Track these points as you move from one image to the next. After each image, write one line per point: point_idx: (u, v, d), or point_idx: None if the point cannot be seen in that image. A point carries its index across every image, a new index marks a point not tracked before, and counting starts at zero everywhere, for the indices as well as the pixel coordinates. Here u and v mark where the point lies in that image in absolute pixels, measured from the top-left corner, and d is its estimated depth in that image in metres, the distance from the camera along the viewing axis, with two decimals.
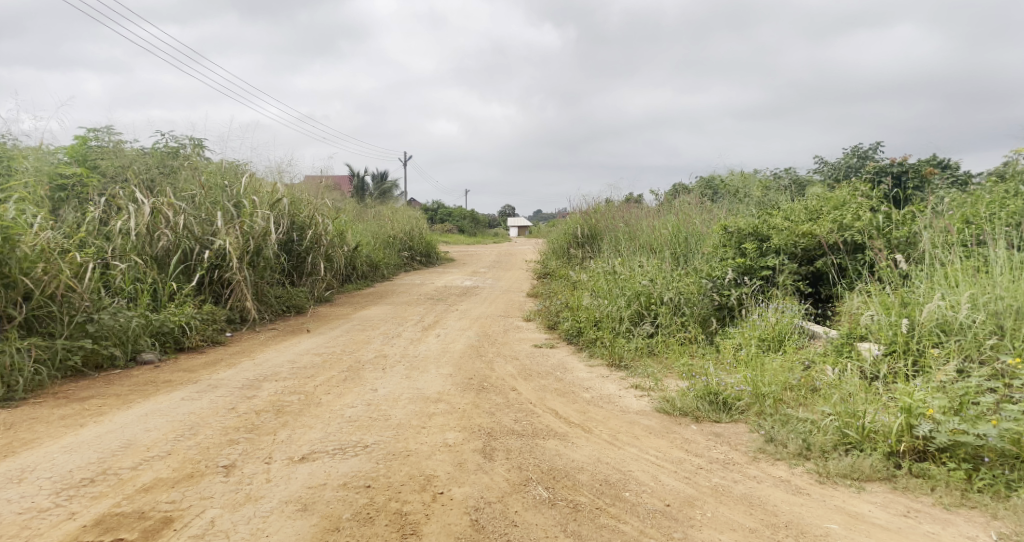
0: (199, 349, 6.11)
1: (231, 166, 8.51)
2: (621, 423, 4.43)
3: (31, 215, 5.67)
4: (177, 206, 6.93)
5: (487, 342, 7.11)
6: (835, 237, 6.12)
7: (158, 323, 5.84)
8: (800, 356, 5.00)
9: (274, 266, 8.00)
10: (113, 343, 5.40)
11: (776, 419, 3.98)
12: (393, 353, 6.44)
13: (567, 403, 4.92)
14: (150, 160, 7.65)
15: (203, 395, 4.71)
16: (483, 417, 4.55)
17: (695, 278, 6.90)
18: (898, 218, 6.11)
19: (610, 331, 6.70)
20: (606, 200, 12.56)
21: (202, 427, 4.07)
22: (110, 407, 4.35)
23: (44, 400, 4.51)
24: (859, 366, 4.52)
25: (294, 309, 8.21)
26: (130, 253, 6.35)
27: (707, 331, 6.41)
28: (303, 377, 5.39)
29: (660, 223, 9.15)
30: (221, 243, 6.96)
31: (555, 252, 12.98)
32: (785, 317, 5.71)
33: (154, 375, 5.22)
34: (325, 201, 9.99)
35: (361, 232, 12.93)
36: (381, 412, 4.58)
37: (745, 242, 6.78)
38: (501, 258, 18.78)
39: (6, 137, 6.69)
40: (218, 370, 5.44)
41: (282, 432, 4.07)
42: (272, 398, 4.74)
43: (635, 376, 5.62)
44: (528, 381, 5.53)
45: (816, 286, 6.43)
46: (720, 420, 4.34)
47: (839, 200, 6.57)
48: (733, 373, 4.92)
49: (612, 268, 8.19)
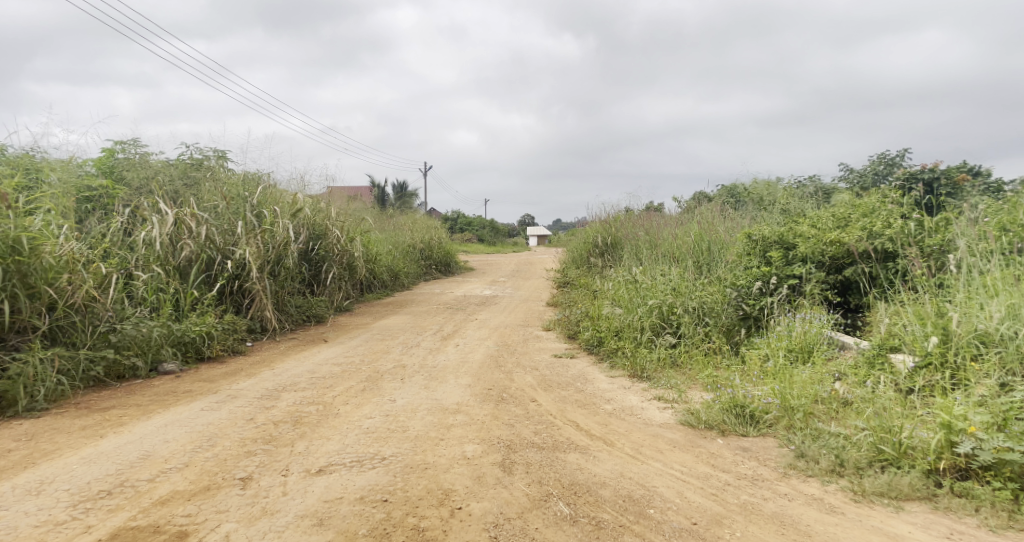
0: (219, 359, 6.12)
1: (253, 176, 8.56)
2: (644, 436, 4.31)
3: (57, 226, 5.73)
4: (199, 216, 6.98)
5: (506, 351, 7.04)
6: (865, 245, 5.95)
7: (180, 333, 5.86)
8: (830, 367, 4.85)
9: (294, 275, 8.02)
10: (135, 353, 5.42)
11: (807, 433, 3.85)
12: (412, 363, 6.39)
13: (589, 415, 4.81)
14: (174, 171, 7.73)
15: (222, 405, 4.69)
16: (503, 429, 4.46)
17: (718, 287, 6.77)
18: (930, 225, 5.93)
19: (631, 342, 6.59)
20: (626, 208, 12.45)
21: (220, 438, 4.04)
22: (130, 418, 4.34)
23: (65, 410, 4.52)
24: (893, 379, 4.36)
25: (314, 318, 8.22)
26: (153, 263, 6.39)
27: (732, 342, 6.27)
28: (322, 387, 5.35)
29: (682, 231, 9.01)
30: (242, 253, 6.99)
31: (575, 261, 12.88)
32: (813, 327, 5.55)
33: (174, 385, 5.22)
34: (345, 211, 10.02)
35: (380, 241, 12.95)
36: (399, 423, 4.52)
37: (770, 250, 6.65)
38: (520, 267, 18.72)
39: (34, 149, 6.79)
40: (237, 381, 5.43)
41: (300, 444, 4.02)
42: (290, 409, 4.70)
43: (657, 388, 5.50)
44: (548, 392, 5.44)
45: (845, 296, 6.27)
46: (747, 434, 4.20)
47: (869, 207, 6.39)
48: (760, 385, 4.78)
49: (634, 277, 8.07)
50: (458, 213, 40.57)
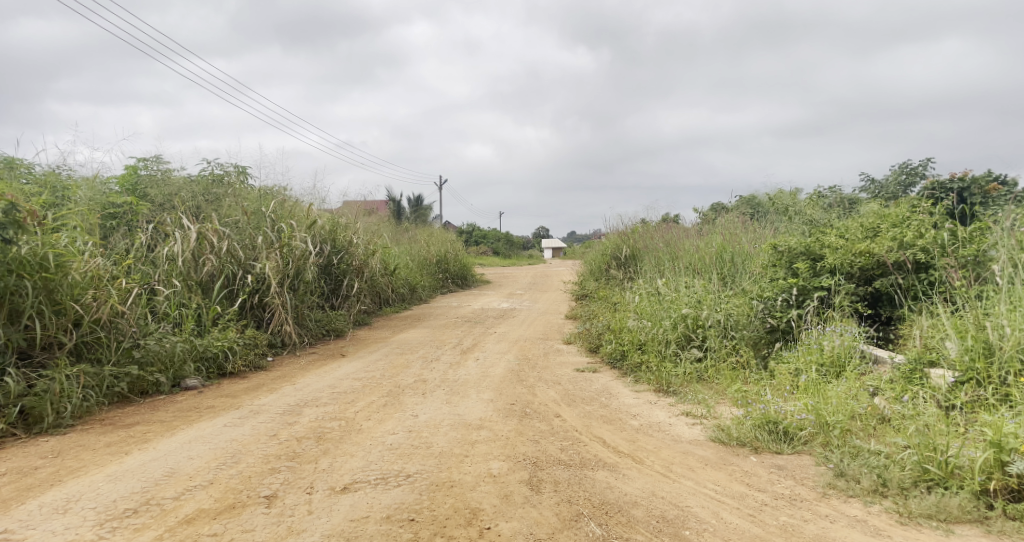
0: (241, 375, 6.10)
1: (272, 192, 8.60)
2: (673, 453, 4.21)
3: (82, 242, 5.76)
4: (221, 231, 7.00)
5: (527, 365, 6.95)
6: (897, 256, 5.83)
7: (202, 348, 5.86)
8: (864, 382, 4.75)
9: (313, 289, 8.02)
10: (158, 369, 5.41)
11: (846, 452, 3.74)
12: (433, 377, 6.32)
13: (615, 431, 4.71)
14: (197, 188, 7.77)
15: (245, 421, 4.66)
16: (528, 445, 4.37)
17: (744, 299, 6.66)
18: (964, 235, 5.79)
19: (655, 355, 6.48)
20: (643, 220, 12.34)
21: (244, 455, 3.99)
22: (154, 434, 4.31)
23: (90, 426, 4.51)
24: (932, 395, 4.26)
25: (334, 332, 8.21)
26: (175, 278, 6.41)
27: (759, 355, 6.15)
28: (343, 403, 5.30)
29: (703, 243, 8.89)
30: (263, 267, 7.00)
31: (592, 273, 12.78)
32: (844, 341, 5.42)
33: (197, 400, 5.20)
34: (363, 225, 10.03)
35: (397, 255, 12.94)
36: (423, 439, 4.45)
37: (797, 261, 6.52)
38: (537, 280, 18.63)
39: (60, 167, 6.86)
40: (259, 396, 5.40)
41: (324, 460, 3.96)
42: (313, 424, 4.65)
43: (684, 403, 5.38)
44: (572, 407, 5.34)
45: (875, 308, 6.16)
46: (781, 451, 4.09)
47: (898, 217, 6.26)
48: (792, 401, 4.66)
49: (655, 289, 7.97)
50: (473, 226, 40.63)
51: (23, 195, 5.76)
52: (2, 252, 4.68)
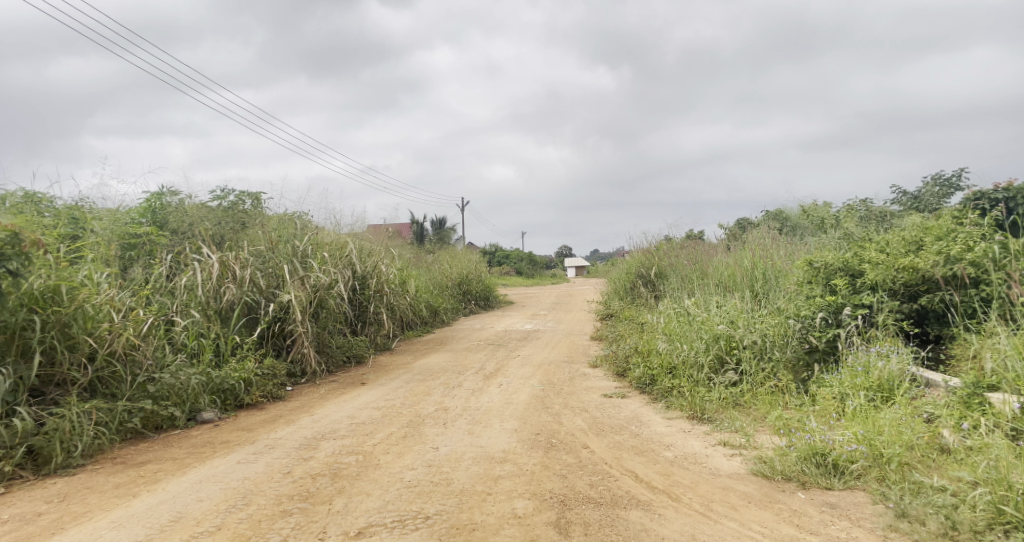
0: (258, 406, 5.93)
1: (292, 217, 8.48)
2: (712, 489, 3.90)
3: (100, 274, 5.63)
4: (243, 259, 6.85)
5: (552, 391, 6.66)
6: (946, 271, 5.50)
7: (219, 380, 5.69)
8: (917, 409, 4.46)
9: (336, 316, 7.87)
10: (173, 403, 5.24)
11: (905, 489, 3.51)
12: (455, 406, 6.06)
13: (648, 464, 4.41)
14: (216, 215, 7.66)
15: (259, 458, 4.45)
16: (555, 481, 4.09)
17: (780, 318, 6.34)
18: (1017, 247, 5.44)
19: (688, 380, 6.16)
20: (667, 237, 12.03)
21: (256, 496, 3.79)
22: (165, 473, 4.13)
23: (101, 466, 4.34)
24: (996, 423, 3.95)
25: (354, 359, 8.03)
26: (194, 308, 6.25)
27: (799, 379, 5.82)
28: (362, 435, 5.07)
29: (733, 260, 8.57)
30: (284, 296, 6.86)
31: (617, 292, 12.47)
32: (892, 363, 5.09)
33: (212, 435, 5.01)
34: (383, 249, 9.87)
35: (418, 278, 12.76)
36: (443, 475, 4.19)
37: (834, 277, 6.18)
38: (561, 300, 18.29)
39: (81, 199, 6.81)
40: (275, 429, 5.20)
41: (338, 501, 3.73)
42: (329, 460, 4.44)
43: (721, 432, 5.06)
44: (600, 437, 5.05)
45: (922, 325, 5.80)
46: (832, 487, 3.78)
47: (944, 228, 5.90)
48: (839, 430, 4.34)
49: (685, 309, 7.65)
50: (495, 246, 40.48)
51: (40, 228, 5.67)
52: (14, 286, 4.59)
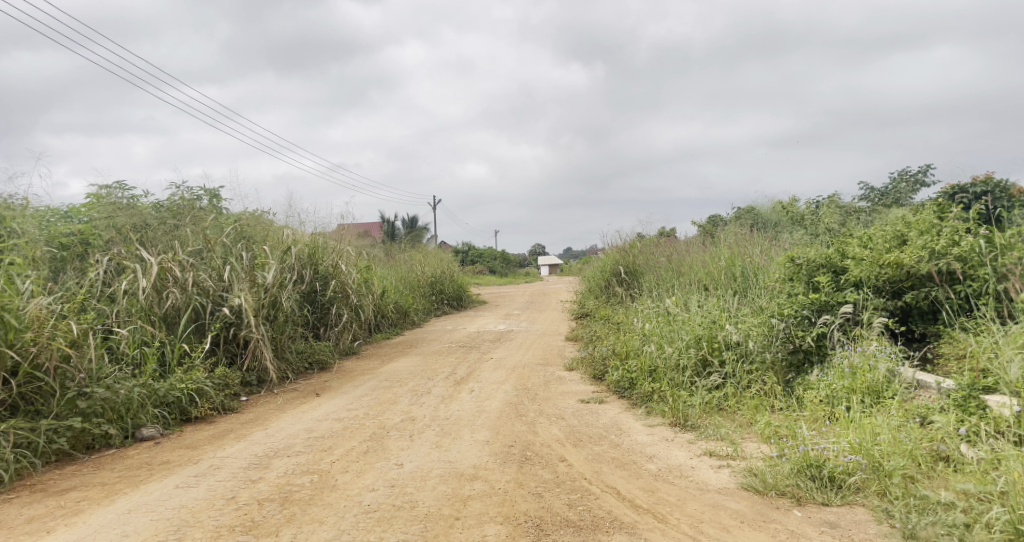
0: (207, 419, 5.43)
1: (249, 217, 7.96)
2: (701, 507, 3.60)
3: (24, 278, 5.02)
4: (184, 261, 6.24)
5: (526, 397, 6.29)
6: (930, 267, 5.28)
7: (163, 392, 5.18)
8: (910, 412, 4.24)
9: (296, 319, 7.40)
10: (108, 420, 4.74)
11: (910, 505, 3.31)
12: (423, 415, 5.66)
13: (630, 479, 4.08)
14: (164, 216, 7.10)
15: (201, 481, 4.00)
16: (530, 501, 3.73)
17: (762, 316, 6.08)
18: (1002, 241, 5.24)
19: (669, 384, 5.87)
20: (641, 235, 11.78)
21: (191, 529, 3.35)
22: (89, 503, 3.66)
23: (18, 494, 3.85)
24: (995, 426, 3.75)
25: (318, 365, 7.57)
26: (135, 317, 5.71)
27: (784, 381, 5.58)
28: (319, 451, 4.64)
29: (710, 257, 8.34)
30: (234, 299, 6.29)
31: (591, 291, 12.18)
32: (882, 363, 4.84)
33: (151, 455, 4.53)
34: (348, 247, 9.40)
35: (387, 278, 12.30)
36: (406, 497, 3.79)
37: (817, 274, 5.95)
38: (536, 299, 17.95)
39: (10, 196, 6.15)
40: (223, 446, 4.74)
41: (286, 532, 3.33)
42: (280, 481, 4.01)
43: (705, 440, 4.78)
44: (578, 448, 4.71)
45: (906, 323, 5.58)
46: (829, 503, 3.51)
47: (926, 222, 5.66)
48: (832, 437, 4.06)
49: (663, 308, 7.37)
50: (468, 245, 39.98)
51: None
52: None
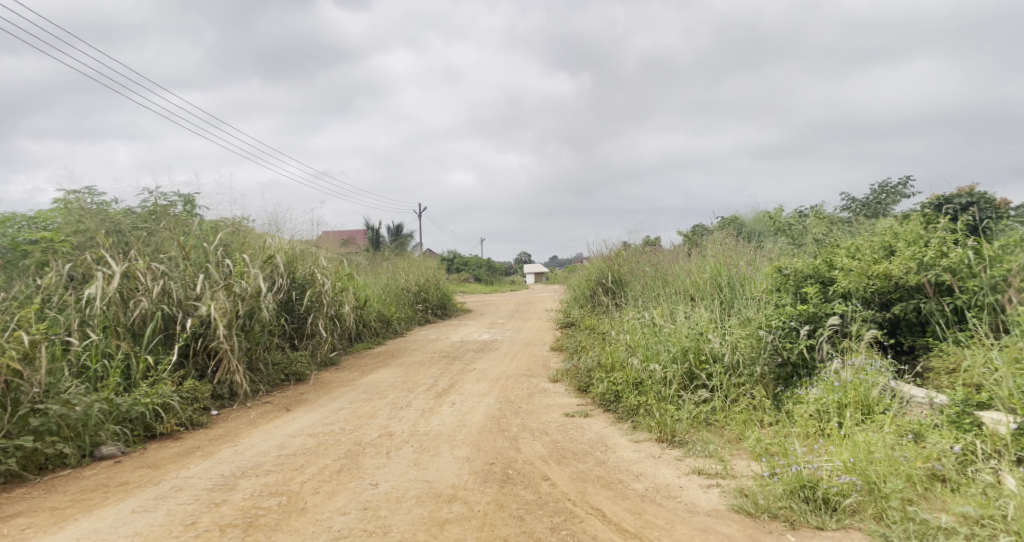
0: (173, 436, 5.16)
1: (225, 224, 7.69)
2: (691, 531, 3.42)
3: None
4: (155, 268, 5.99)
5: (509, 411, 6.08)
6: (920, 278, 5.17)
7: (125, 408, 4.92)
8: (902, 427, 4.11)
9: (271, 329, 7.14)
10: (64, 438, 4.49)
11: (910, 531, 3.18)
12: (401, 430, 5.43)
13: (616, 499, 3.89)
14: (136, 221, 6.83)
15: (161, 504, 3.76)
16: (511, 525, 3.53)
17: (749, 328, 5.92)
18: (990, 253, 5.12)
19: (655, 397, 5.70)
20: (626, 244, 11.66)
21: None
22: (35, 531, 3.41)
23: None
24: (990, 445, 3.64)
25: (294, 377, 7.31)
26: (99, 328, 5.46)
27: (772, 395, 5.43)
28: (289, 470, 4.41)
29: (696, 266, 8.21)
30: (205, 308, 6.01)
31: (576, 300, 12.02)
32: (872, 377, 4.71)
33: (110, 475, 4.27)
34: (328, 254, 9.16)
35: (369, 287, 12.04)
36: (380, 521, 3.57)
37: (805, 285, 5.82)
38: (521, 307, 17.76)
39: None
40: (188, 465, 4.48)
41: None
42: (245, 504, 3.78)
43: (694, 457, 4.61)
44: (562, 466, 4.52)
45: (895, 335, 5.47)
46: (824, 527, 3.35)
47: (914, 233, 5.56)
48: (824, 454, 3.91)
49: (648, 318, 7.20)
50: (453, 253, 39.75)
51: None
52: None
